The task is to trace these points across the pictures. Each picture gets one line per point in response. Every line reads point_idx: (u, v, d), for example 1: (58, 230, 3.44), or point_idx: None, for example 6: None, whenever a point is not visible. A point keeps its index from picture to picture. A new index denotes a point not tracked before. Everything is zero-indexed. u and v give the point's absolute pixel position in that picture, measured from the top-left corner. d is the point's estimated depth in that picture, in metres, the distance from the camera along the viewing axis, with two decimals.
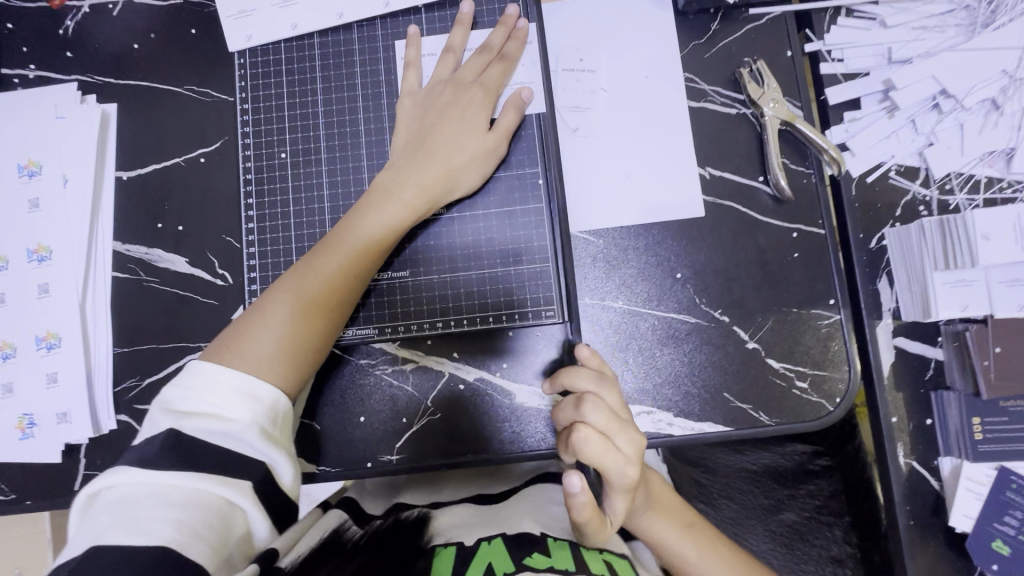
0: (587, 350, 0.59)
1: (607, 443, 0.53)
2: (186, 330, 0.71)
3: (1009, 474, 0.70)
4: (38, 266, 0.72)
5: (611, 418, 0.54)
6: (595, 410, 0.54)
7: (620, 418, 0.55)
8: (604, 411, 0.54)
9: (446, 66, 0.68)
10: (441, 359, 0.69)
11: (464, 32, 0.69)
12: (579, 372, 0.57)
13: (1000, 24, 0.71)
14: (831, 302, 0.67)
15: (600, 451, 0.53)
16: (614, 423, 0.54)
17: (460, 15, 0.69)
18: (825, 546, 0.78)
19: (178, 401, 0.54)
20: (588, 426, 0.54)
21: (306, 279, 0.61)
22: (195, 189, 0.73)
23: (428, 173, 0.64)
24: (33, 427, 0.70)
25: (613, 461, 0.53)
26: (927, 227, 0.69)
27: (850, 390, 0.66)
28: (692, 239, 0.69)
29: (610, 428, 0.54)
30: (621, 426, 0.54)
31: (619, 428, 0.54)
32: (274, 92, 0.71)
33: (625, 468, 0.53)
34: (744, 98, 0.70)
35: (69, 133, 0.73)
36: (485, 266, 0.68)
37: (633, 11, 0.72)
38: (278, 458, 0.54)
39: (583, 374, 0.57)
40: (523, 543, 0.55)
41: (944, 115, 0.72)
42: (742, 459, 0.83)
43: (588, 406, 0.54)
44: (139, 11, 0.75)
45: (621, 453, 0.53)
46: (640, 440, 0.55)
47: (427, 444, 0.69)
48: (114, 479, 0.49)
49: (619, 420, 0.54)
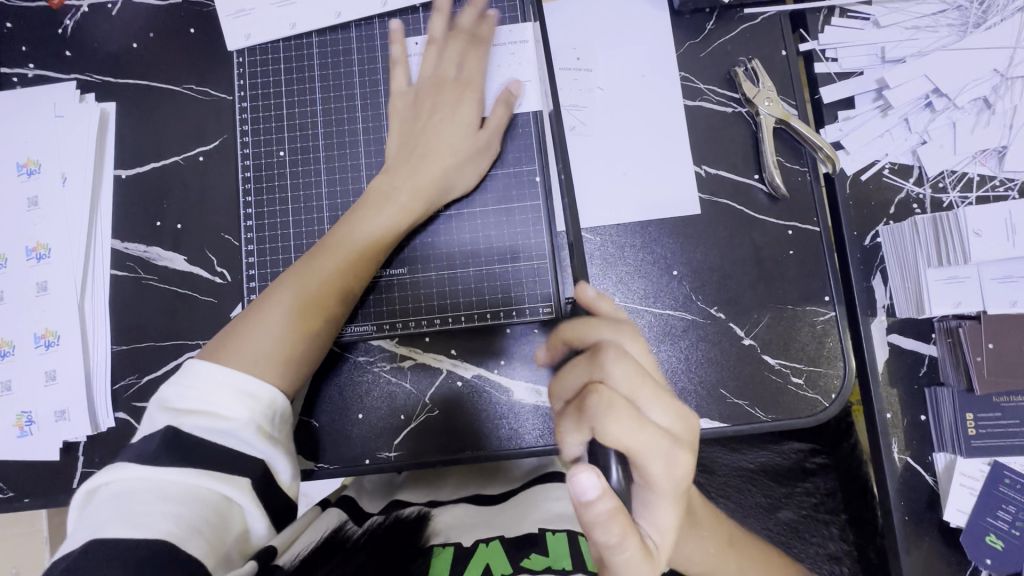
0: (592, 289, 0.53)
1: (637, 411, 0.46)
2: (185, 328, 0.72)
3: (1002, 469, 0.70)
4: (37, 264, 0.72)
5: (640, 380, 0.47)
6: (618, 368, 0.47)
7: (651, 381, 0.48)
8: (631, 371, 0.47)
9: (432, 60, 0.68)
10: (439, 357, 0.70)
11: (443, 21, 0.69)
12: (594, 321, 0.51)
13: (992, 24, 0.72)
14: (826, 299, 0.68)
15: (632, 425, 0.45)
16: (644, 387, 0.47)
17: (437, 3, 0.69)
18: (822, 543, 0.77)
19: (176, 399, 0.54)
20: (612, 388, 0.47)
21: (303, 280, 0.61)
22: (193, 187, 0.73)
23: (423, 175, 0.65)
24: (31, 425, 0.70)
25: (647, 435, 0.46)
26: (921, 224, 0.70)
27: (845, 387, 0.67)
28: (688, 236, 0.70)
29: (639, 392, 0.47)
30: (653, 391, 0.47)
31: (652, 393, 0.47)
32: (273, 90, 0.72)
33: (663, 446, 0.46)
34: (739, 97, 0.71)
35: (68, 132, 0.74)
36: (483, 263, 0.68)
37: (629, 11, 0.73)
38: (277, 456, 0.55)
39: (599, 323, 0.51)
40: (521, 546, 0.57)
41: (937, 113, 0.72)
42: (739, 457, 0.83)
43: (609, 363, 0.48)
44: (138, 11, 0.76)
45: (655, 426, 0.46)
46: (679, 410, 0.48)
47: (425, 442, 0.69)
48: (112, 474, 0.49)
49: (650, 384, 0.47)
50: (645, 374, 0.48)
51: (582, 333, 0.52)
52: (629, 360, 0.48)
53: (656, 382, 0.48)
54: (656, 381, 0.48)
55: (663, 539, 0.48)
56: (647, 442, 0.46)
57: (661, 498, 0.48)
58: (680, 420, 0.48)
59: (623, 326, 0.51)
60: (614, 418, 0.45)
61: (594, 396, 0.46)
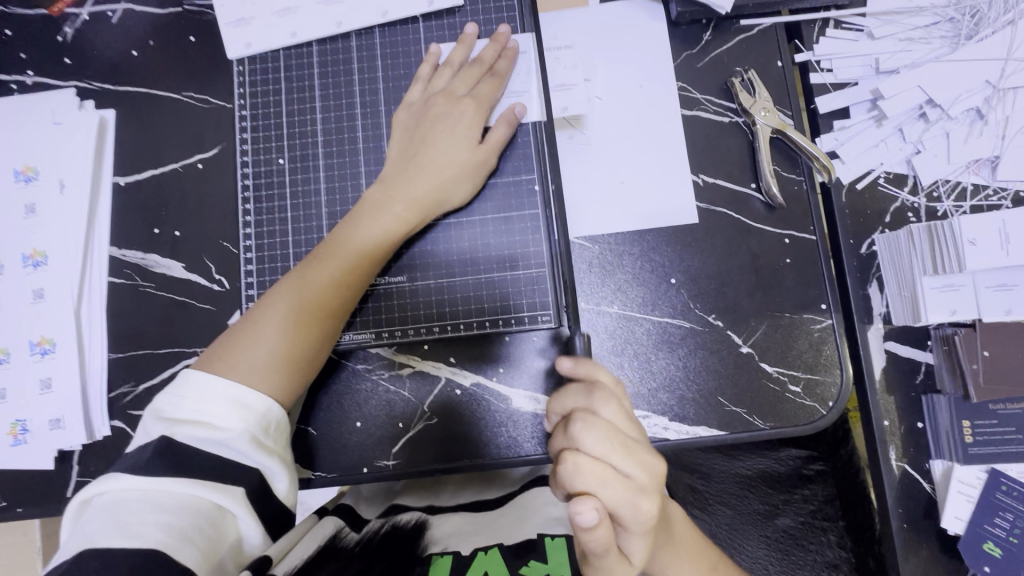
0: (567, 359, 0.51)
1: (603, 471, 0.45)
2: (183, 336, 0.71)
3: (999, 476, 0.70)
4: (34, 271, 0.72)
5: (607, 440, 0.45)
6: (585, 433, 0.46)
7: (622, 440, 0.46)
8: (599, 433, 0.46)
9: (448, 77, 0.69)
10: (438, 364, 0.70)
11: (465, 49, 0.70)
12: (570, 389, 0.50)
13: (983, 35, 0.73)
14: (823, 307, 0.69)
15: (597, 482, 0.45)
16: (614, 447, 0.45)
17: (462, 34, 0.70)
18: (819, 551, 0.79)
19: (171, 409, 0.54)
20: (578, 454, 0.45)
21: (298, 289, 0.61)
22: (191, 196, 0.73)
23: (417, 185, 0.65)
24: (25, 433, 0.69)
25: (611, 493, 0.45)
26: (916, 233, 0.70)
27: (842, 394, 0.67)
28: (685, 245, 0.70)
29: (607, 452, 0.45)
30: (622, 449, 0.45)
31: (622, 451, 0.45)
32: (272, 99, 0.72)
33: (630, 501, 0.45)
34: (736, 107, 0.72)
35: (65, 139, 0.74)
36: (482, 272, 0.69)
37: (629, 21, 0.74)
38: (271, 465, 0.54)
39: (574, 389, 0.49)
40: (519, 554, 0.57)
41: (930, 124, 0.74)
42: (737, 464, 0.84)
43: (578, 429, 0.46)
44: (139, 18, 0.76)
45: (621, 483, 0.45)
46: (654, 464, 0.46)
47: (423, 450, 0.69)
48: (106, 484, 0.50)
49: (623, 443, 0.45)
50: (614, 433, 0.46)
51: (559, 401, 0.50)
52: (597, 421, 0.46)
53: (628, 438, 0.46)
54: (628, 438, 0.46)
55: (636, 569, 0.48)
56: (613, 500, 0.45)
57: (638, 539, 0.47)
58: (653, 474, 0.46)
59: (597, 391, 0.48)
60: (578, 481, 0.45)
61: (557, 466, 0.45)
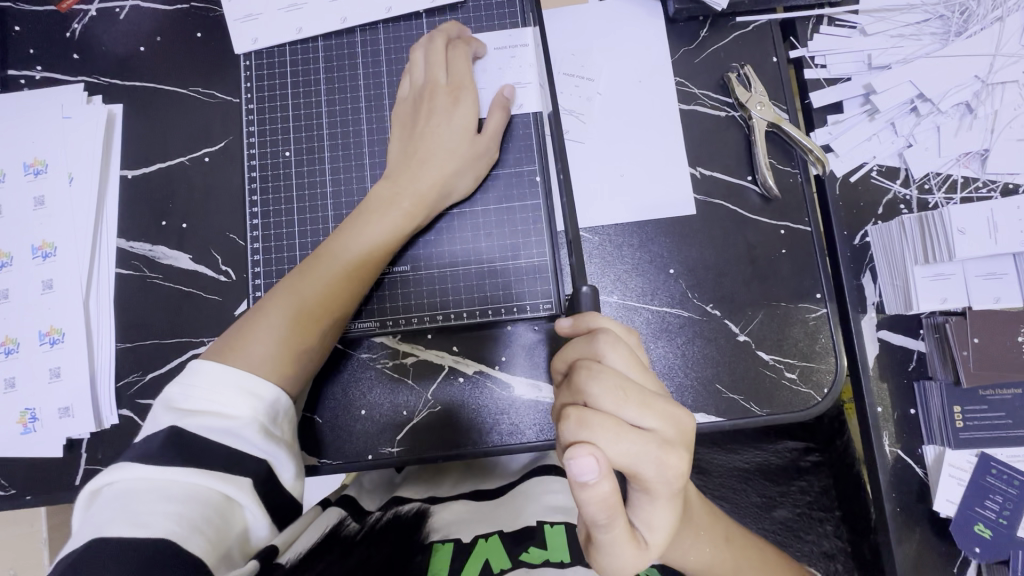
0: (566, 319, 0.52)
1: (617, 424, 0.45)
2: (190, 326, 0.73)
3: (989, 460, 0.72)
4: (43, 262, 0.73)
5: (620, 393, 0.46)
6: (597, 387, 0.47)
7: (635, 390, 0.46)
8: (610, 385, 0.46)
9: (425, 64, 0.69)
10: (441, 353, 0.71)
11: (443, 39, 0.69)
12: (575, 343, 0.51)
13: (972, 33, 0.75)
14: (818, 296, 0.70)
15: (612, 437, 0.45)
16: (627, 398, 0.46)
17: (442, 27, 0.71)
18: (817, 541, 0.81)
19: (182, 398, 0.55)
20: (591, 407, 0.46)
21: (305, 284, 0.62)
22: (198, 189, 0.75)
23: (422, 182, 0.66)
24: (35, 421, 0.70)
25: (628, 445, 0.45)
26: (907, 223, 0.72)
27: (836, 382, 0.69)
28: (683, 236, 0.72)
29: (620, 405, 0.46)
30: (637, 401, 0.46)
31: (639, 404, 0.46)
32: (279, 93, 0.73)
33: (650, 453, 0.46)
34: (732, 101, 0.73)
35: (73, 133, 0.75)
36: (485, 261, 0.70)
37: (626, 17, 0.75)
38: (278, 455, 0.56)
39: (579, 342, 0.50)
40: (519, 540, 0.58)
41: (921, 118, 0.75)
42: (735, 458, 0.85)
43: (588, 382, 0.47)
44: (146, 15, 0.77)
45: (639, 434, 0.46)
46: (676, 414, 0.47)
47: (427, 438, 0.70)
48: (115, 475, 0.50)
49: (634, 393, 0.46)
50: (626, 385, 0.46)
51: (563, 356, 0.51)
52: (607, 373, 0.47)
53: (641, 390, 0.47)
54: (642, 390, 0.47)
55: (661, 534, 0.50)
56: (630, 453, 0.45)
57: (659, 502, 0.48)
58: (673, 425, 0.47)
59: (602, 337, 0.49)
60: (591, 435, 0.45)
61: (567, 418, 0.46)
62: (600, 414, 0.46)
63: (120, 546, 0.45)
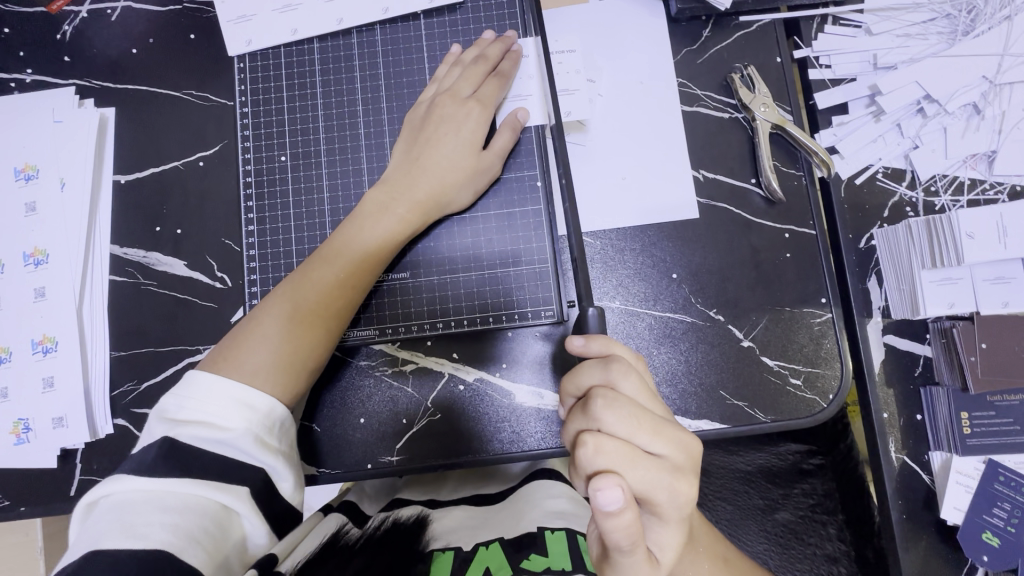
0: (579, 337, 0.51)
1: (631, 450, 0.45)
2: (186, 334, 0.71)
3: (996, 467, 0.71)
4: (35, 269, 0.72)
5: (634, 419, 0.46)
6: (610, 413, 0.46)
7: (647, 417, 0.46)
8: (624, 412, 0.46)
9: (455, 75, 0.68)
10: (440, 360, 0.70)
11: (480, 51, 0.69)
12: (586, 366, 0.50)
13: (980, 32, 0.74)
14: (823, 301, 0.69)
15: (626, 464, 0.45)
16: (641, 425, 0.46)
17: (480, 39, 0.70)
18: (819, 544, 0.80)
19: (175, 409, 0.54)
20: (605, 434, 0.46)
21: (301, 291, 0.61)
22: (192, 194, 0.73)
23: (419, 187, 0.65)
24: (28, 432, 0.69)
25: (642, 470, 0.45)
26: (915, 227, 0.71)
27: (842, 388, 0.68)
28: (686, 240, 0.71)
29: (635, 431, 0.45)
30: (649, 427, 0.46)
31: (653, 430, 0.46)
32: (274, 96, 0.72)
33: (662, 479, 0.45)
34: (735, 103, 0.72)
35: (64, 138, 0.73)
36: (485, 267, 0.69)
37: (628, 18, 0.74)
38: (274, 463, 0.54)
39: (591, 366, 0.49)
40: (521, 547, 0.56)
41: (928, 119, 0.74)
42: (737, 460, 0.84)
43: (601, 408, 0.46)
44: (138, 16, 0.76)
45: (652, 460, 0.45)
46: (685, 440, 0.47)
47: (426, 447, 0.69)
48: (112, 486, 0.49)
49: (648, 419, 0.46)
50: (640, 412, 0.46)
51: (575, 381, 0.50)
52: (621, 400, 0.46)
53: (653, 415, 0.46)
54: (654, 417, 0.46)
55: (673, 558, 0.49)
56: (644, 479, 0.45)
57: (667, 524, 0.47)
58: (684, 451, 0.47)
59: (615, 365, 0.48)
60: (606, 462, 0.45)
61: (585, 446, 0.45)
62: (615, 441, 0.45)
63: (114, 561, 0.44)
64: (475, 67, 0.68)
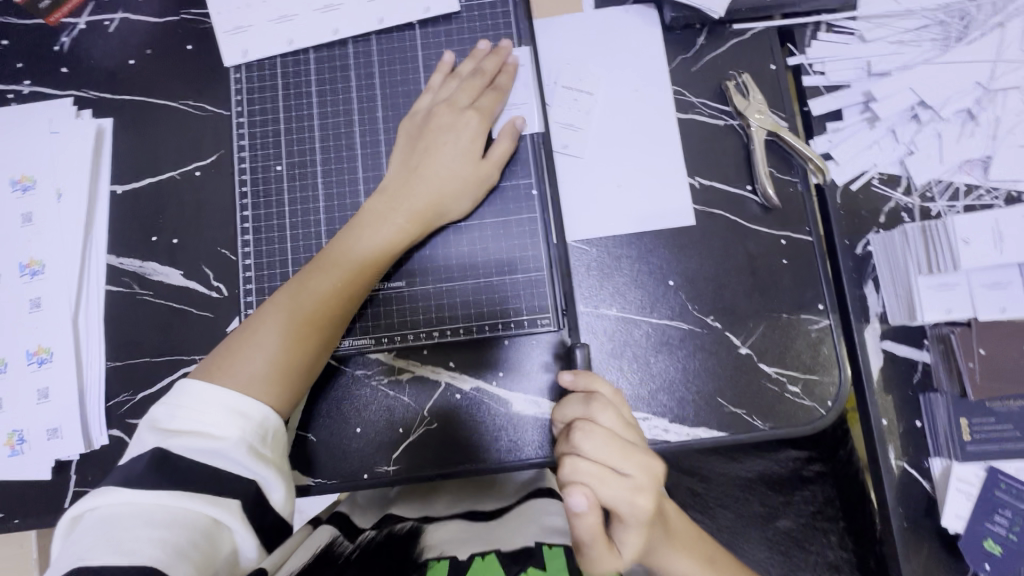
0: (569, 374, 0.56)
1: (601, 471, 0.48)
2: (181, 343, 0.71)
3: (997, 474, 0.70)
4: (32, 280, 0.72)
5: (607, 444, 0.49)
6: (585, 438, 0.49)
7: (620, 443, 0.49)
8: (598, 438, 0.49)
9: (452, 87, 0.69)
10: (436, 369, 0.70)
11: (476, 63, 0.70)
12: (570, 399, 0.54)
13: (973, 38, 0.74)
14: (820, 307, 0.69)
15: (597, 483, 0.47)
16: (613, 449, 0.48)
17: (475, 49, 0.70)
18: (821, 552, 0.81)
19: (168, 419, 0.54)
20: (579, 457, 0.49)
21: (298, 299, 0.61)
22: (188, 203, 0.73)
23: (418, 196, 0.65)
24: (23, 443, 0.69)
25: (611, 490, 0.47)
26: (910, 233, 0.71)
27: (840, 394, 0.67)
28: (682, 247, 0.71)
29: (605, 455, 0.48)
30: (621, 451, 0.48)
31: (619, 453, 0.48)
32: (271, 106, 0.72)
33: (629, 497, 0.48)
34: (731, 110, 0.72)
35: (61, 148, 0.74)
36: (481, 275, 0.69)
37: (623, 25, 0.74)
38: (266, 474, 0.54)
39: (574, 399, 0.53)
40: (516, 560, 0.56)
41: (922, 125, 0.75)
42: (738, 467, 0.84)
43: (577, 434, 0.50)
44: (135, 28, 0.76)
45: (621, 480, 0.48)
46: (653, 463, 0.49)
47: (421, 455, 0.69)
48: (99, 499, 0.49)
49: (620, 445, 0.49)
50: (613, 437, 0.49)
51: (561, 411, 0.54)
52: (597, 427, 0.50)
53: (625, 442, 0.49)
54: (626, 442, 0.49)
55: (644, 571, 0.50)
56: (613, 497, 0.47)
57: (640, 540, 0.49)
58: (648, 472, 0.49)
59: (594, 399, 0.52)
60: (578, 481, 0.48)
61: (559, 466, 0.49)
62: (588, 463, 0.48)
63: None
64: (472, 78, 0.68)
